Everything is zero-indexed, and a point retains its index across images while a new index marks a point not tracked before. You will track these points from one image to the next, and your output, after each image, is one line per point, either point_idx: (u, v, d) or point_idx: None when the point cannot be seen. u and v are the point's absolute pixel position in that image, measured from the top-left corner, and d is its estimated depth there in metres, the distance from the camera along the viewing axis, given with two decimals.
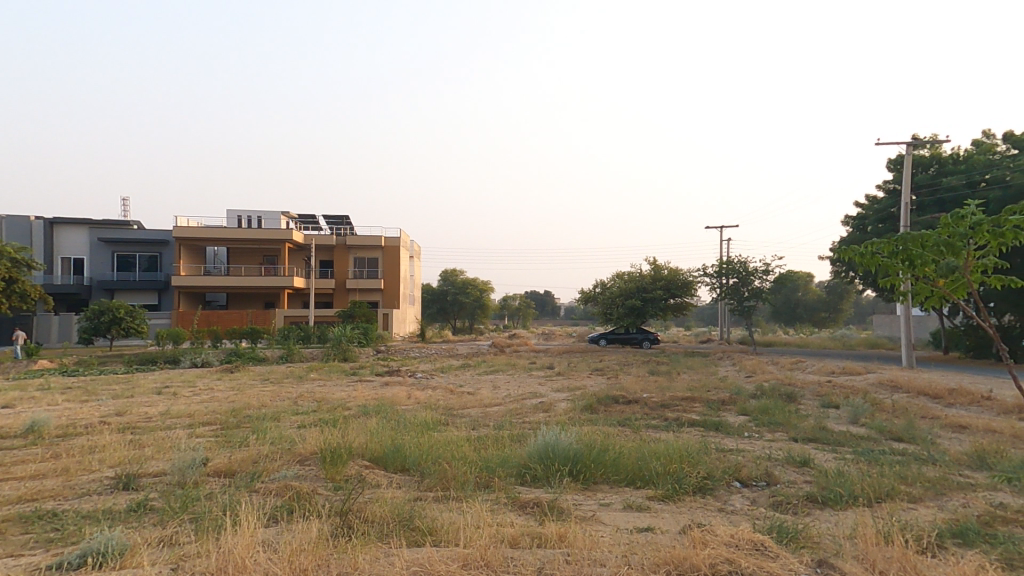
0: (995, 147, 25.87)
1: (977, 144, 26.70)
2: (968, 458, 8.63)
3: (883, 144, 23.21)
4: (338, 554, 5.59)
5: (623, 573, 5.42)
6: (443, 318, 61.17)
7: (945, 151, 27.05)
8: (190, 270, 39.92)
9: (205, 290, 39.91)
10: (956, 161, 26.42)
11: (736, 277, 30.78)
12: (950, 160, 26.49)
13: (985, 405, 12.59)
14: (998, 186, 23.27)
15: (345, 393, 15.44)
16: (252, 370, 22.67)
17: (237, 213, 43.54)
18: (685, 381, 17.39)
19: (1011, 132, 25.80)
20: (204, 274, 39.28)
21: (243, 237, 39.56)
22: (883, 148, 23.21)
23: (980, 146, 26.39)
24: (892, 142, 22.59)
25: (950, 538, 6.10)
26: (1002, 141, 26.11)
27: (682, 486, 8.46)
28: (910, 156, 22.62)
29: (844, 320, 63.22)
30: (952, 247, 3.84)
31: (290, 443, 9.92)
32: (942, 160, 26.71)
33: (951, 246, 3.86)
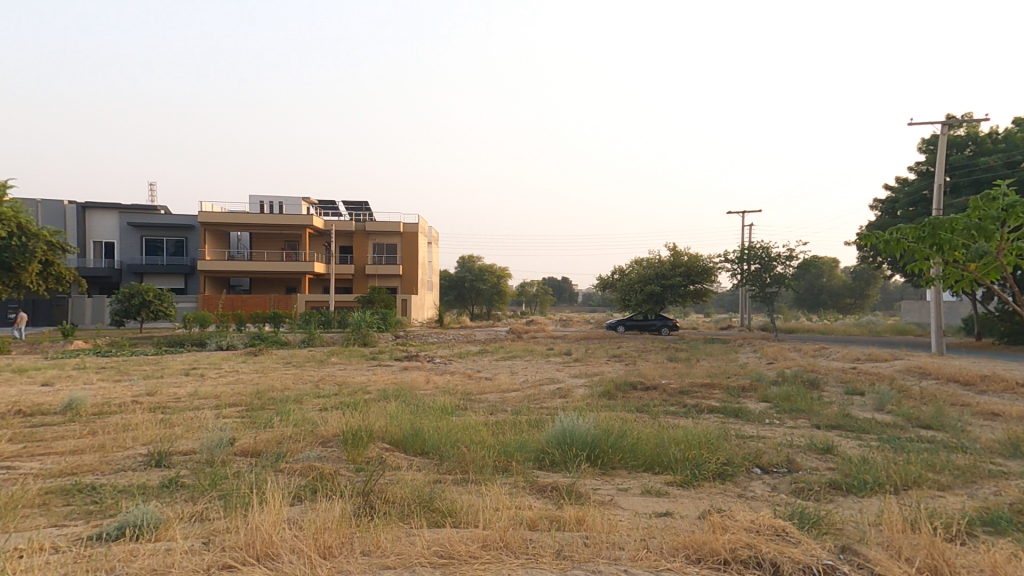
0: None
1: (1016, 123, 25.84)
2: (1000, 447, 8.40)
3: (916, 124, 22.44)
4: (361, 532, 5.72)
5: (642, 556, 5.46)
6: (461, 305, 61.53)
7: (983, 131, 26.14)
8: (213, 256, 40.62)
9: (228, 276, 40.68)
10: (994, 141, 25.57)
11: (758, 263, 30.28)
12: (988, 140, 25.63)
13: (1019, 392, 12.28)
14: None
15: (366, 376, 15.70)
16: (273, 354, 23.13)
17: (258, 199, 44.06)
18: (706, 367, 17.23)
19: None
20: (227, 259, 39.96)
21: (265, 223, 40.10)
22: (916, 128, 22.40)
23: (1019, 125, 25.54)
24: (924, 123, 21.83)
25: (980, 527, 5.99)
26: None
27: (701, 472, 8.42)
28: (944, 137, 21.78)
29: (870, 306, 62.15)
30: (984, 230, 3.73)
31: (312, 425, 10.10)
32: (979, 140, 25.84)
33: (983, 230, 3.73)
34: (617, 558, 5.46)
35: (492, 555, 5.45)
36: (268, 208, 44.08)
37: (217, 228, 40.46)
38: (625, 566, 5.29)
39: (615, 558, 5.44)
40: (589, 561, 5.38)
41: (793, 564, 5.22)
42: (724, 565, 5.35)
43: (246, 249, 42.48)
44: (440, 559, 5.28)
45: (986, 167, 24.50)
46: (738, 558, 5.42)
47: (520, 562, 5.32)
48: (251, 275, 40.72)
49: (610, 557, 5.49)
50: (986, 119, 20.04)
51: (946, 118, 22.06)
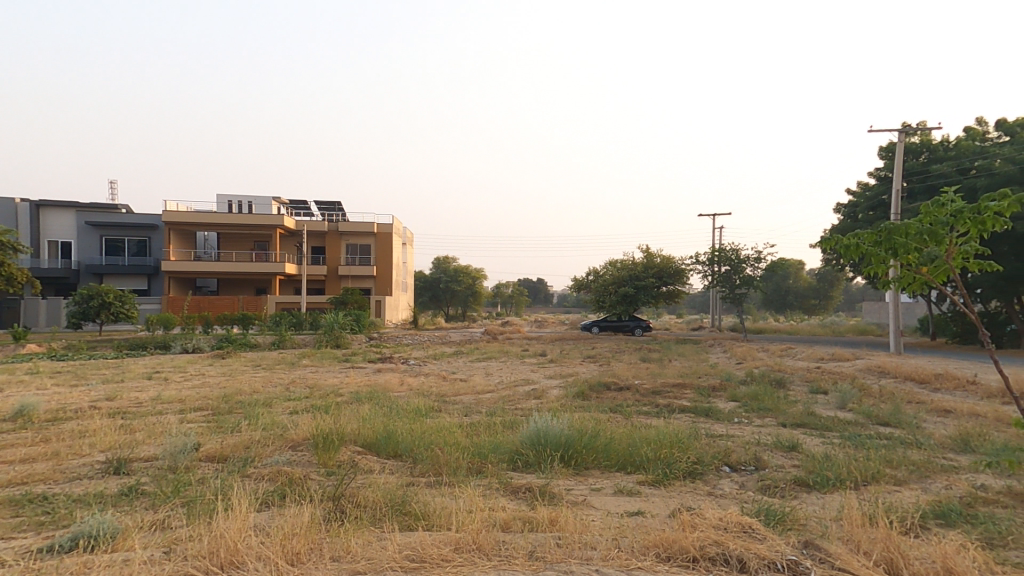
0: (983, 134, 26.20)
1: (966, 131, 26.93)
2: (952, 442, 8.76)
3: (876, 131, 23.23)
4: (331, 538, 5.64)
5: (614, 555, 5.53)
6: (436, 306, 61.19)
7: (936, 138, 27.21)
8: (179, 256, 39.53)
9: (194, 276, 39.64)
10: (946, 148, 26.65)
11: (728, 264, 30.91)
12: (941, 147, 26.71)
13: (970, 390, 12.82)
14: (985, 173, 23.42)
15: (338, 379, 15.46)
16: (242, 356, 22.60)
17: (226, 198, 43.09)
18: (677, 367, 17.50)
19: (1000, 119, 26.08)
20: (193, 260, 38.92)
21: (234, 223, 39.21)
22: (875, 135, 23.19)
23: (968, 133, 26.64)
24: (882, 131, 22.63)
25: (932, 519, 6.24)
26: (991, 128, 26.37)
27: (672, 471, 8.57)
28: (901, 144, 22.47)
29: (833, 307, 64.12)
30: (935, 235, 3.96)
31: (282, 429, 9.91)
32: (933, 148, 26.88)
33: (935, 235, 3.97)
34: (590, 558, 5.52)
35: (464, 557, 5.44)
36: (236, 208, 43.09)
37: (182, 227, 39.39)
38: (597, 566, 5.34)
39: (587, 558, 5.49)
40: (562, 562, 5.41)
41: (759, 560, 5.36)
42: (692, 563, 5.45)
43: (213, 249, 41.48)
44: (413, 563, 5.25)
45: (940, 173, 25.45)
46: (706, 555, 5.53)
47: (492, 564, 5.33)
48: (220, 275, 39.73)
49: (583, 556, 5.54)
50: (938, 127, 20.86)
51: (902, 125, 22.88)
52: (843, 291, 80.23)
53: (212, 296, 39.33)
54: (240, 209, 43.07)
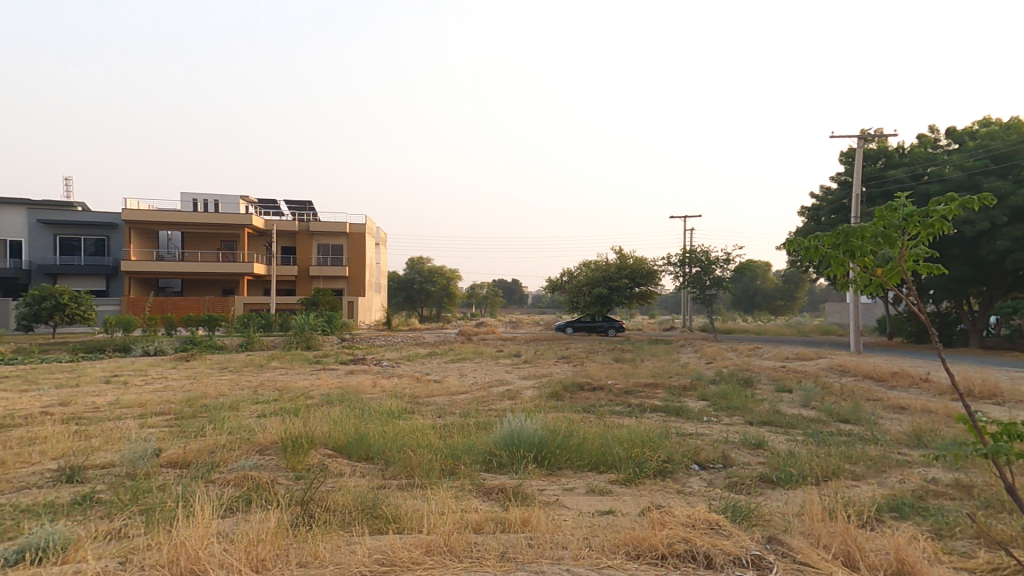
0: (935, 141, 27.24)
1: (920, 138, 27.97)
2: (906, 438, 9.10)
3: (836, 136, 23.97)
4: (299, 543, 5.55)
5: (584, 554, 5.57)
6: (410, 307, 60.79)
7: (892, 145, 28.21)
8: (140, 256, 38.38)
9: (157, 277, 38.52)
10: (902, 154, 27.66)
11: (699, 266, 31.47)
12: (896, 154, 27.72)
13: (924, 387, 13.34)
14: (937, 180, 24.40)
15: (309, 381, 15.19)
16: (208, 359, 22.00)
17: (192, 196, 42.00)
18: (649, 367, 17.76)
19: (950, 127, 27.18)
20: (156, 260, 37.83)
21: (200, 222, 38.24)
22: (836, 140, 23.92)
23: (921, 140, 27.68)
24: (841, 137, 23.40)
25: (887, 512, 6.46)
26: (942, 136, 27.45)
27: (643, 470, 8.69)
28: (859, 150, 23.24)
29: (799, 308, 65.94)
30: (888, 238, 4.12)
31: (249, 433, 9.70)
32: (889, 154, 27.88)
33: (887, 238, 4.13)
34: (560, 558, 5.54)
35: (435, 560, 5.41)
36: (202, 206, 42.05)
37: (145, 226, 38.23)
38: (567, 565, 5.37)
39: (558, 558, 5.52)
40: (533, 562, 5.42)
41: (725, 556, 5.48)
42: (661, 560, 5.53)
43: (178, 248, 40.37)
44: (382, 567, 5.21)
45: (896, 179, 26.41)
46: (674, 552, 5.61)
47: (463, 566, 5.32)
48: (185, 275, 38.68)
49: (554, 556, 5.56)
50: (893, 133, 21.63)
51: (861, 132, 23.66)
52: (808, 292, 82.64)
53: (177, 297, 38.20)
54: (206, 207, 42.05)
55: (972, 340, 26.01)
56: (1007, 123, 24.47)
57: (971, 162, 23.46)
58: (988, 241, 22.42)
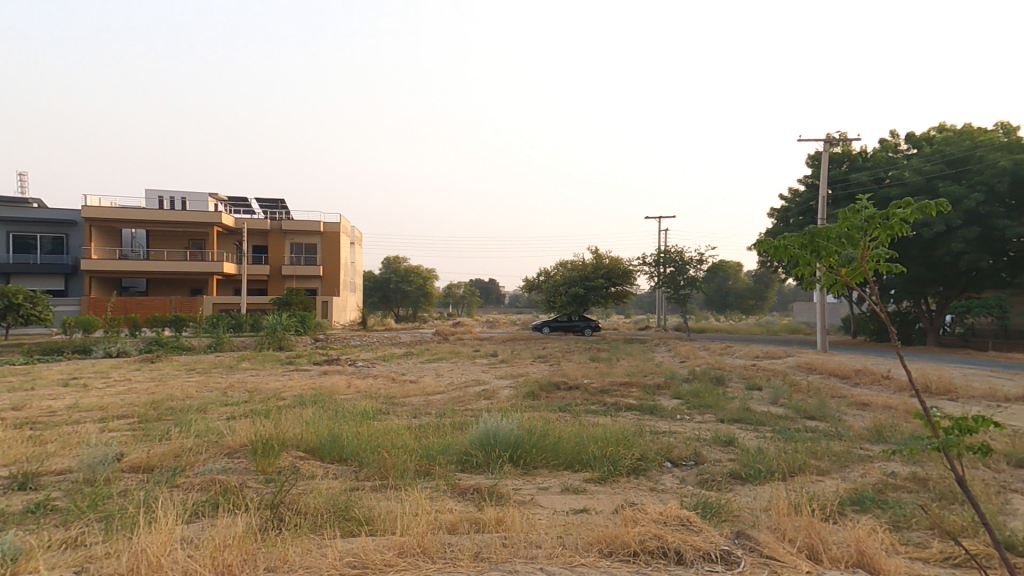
0: (895, 146, 28.11)
1: (881, 143, 28.84)
2: (868, 433, 9.38)
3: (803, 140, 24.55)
4: (267, 548, 5.44)
5: (558, 553, 5.59)
6: (386, 306, 60.31)
7: (856, 149, 29.03)
8: (101, 254, 37.21)
9: (120, 276, 37.38)
10: (864, 158, 28.50)
11: (673, 266, 31.91)
12: (859, 158, 28.55)
13: (885, 383, 13.78)
14: (897, 184, 25.22)
15: (280, 382, 14.90)
16: (174, 360, 21.41)
17: (157, 193, 40.89)
18: (624, 366, 17.94)
19: (909, 132, 28.10)
20: (118, 258, 36.72)
21: (166, 219, 37.24)
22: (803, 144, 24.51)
23: (882, 145, 28.54)
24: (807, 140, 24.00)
25: (849, 506, 6.64)
26: (902, 141, 28.34)
27: (617, 468, 8.77)
28: (825, 154, 23.87)
29: (769, 307, 67.47)
30: (851, 239, 4.26)
31: (218, 435, 9.48)
32: (853, 158, 28.70)
33: (850, 239, 4.26)
34: (534, 557, 5.54)
35: (408, 561, 5.37)
36: (169, 204, 41.01)
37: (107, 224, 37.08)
38: (542, 564, 5.38)
39: (532, 557, 5.53)
40: (507, 561, 5.42)
41: (695, 551, 5.56)
42: (633, 556, 5.59)
43: (142, 247, 39.25)
44: (354, 570, 5.13)
45: (859, 182, 27.21)
46: (646, 549, 5.67)
47: (436, 567, 5.27)
48: (150, 274, 37.63)
49: (528, 556, 5.57)
50: (856, 137, 22.29)
51: (826, 136, 24.29)
52: (778, 292, 84.72)
53: (140, 297, 37.12)
54: (173, 205, 41.01)
55: (930, 338, 26.98)
56: (961, 129, 25.35)
57: (928, 167, 24.33)
58: (945, 243, 23.26)
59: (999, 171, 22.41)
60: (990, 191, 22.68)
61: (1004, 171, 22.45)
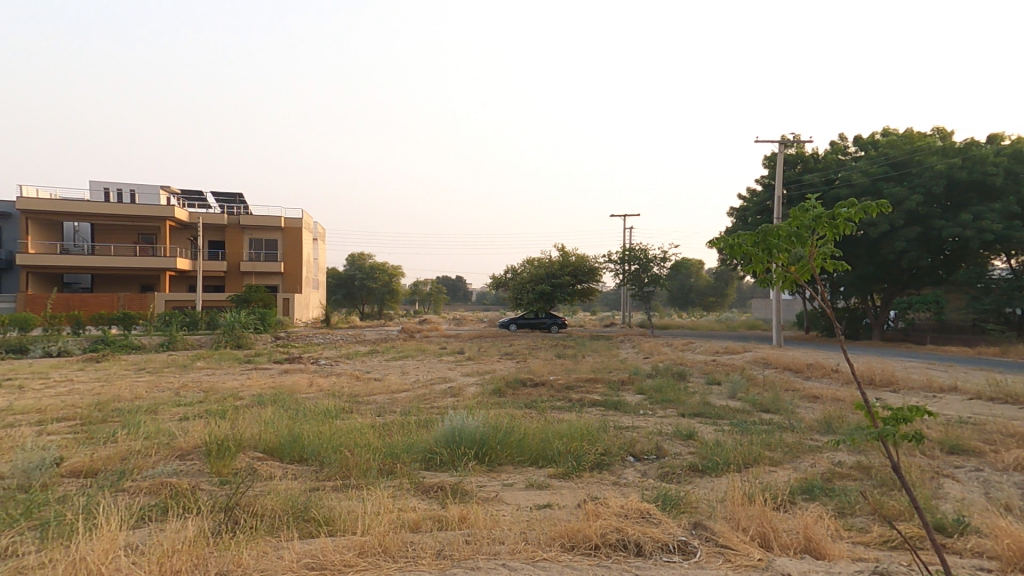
0: (844, 148, 29.26)
1: (831, 145, 29.97)
2: (818, 425, 9.74)
3: (760, 142, 25.25)
4: (220, 551, 5.26)
5: (520, 548, 5.59)
6: (351, 304, 59.44)
7: (808, 151, 30.08)
8: (39, 248, 35.41)
9: (61, 271, 35.64)
10: (816, 160, 29.57)
11: (638, 263, 32.46)
12: (812, 159, 29.60)
13: (835, 376, 14.36)
14: (847, 186, 26.26)
15: (238, 382, 14.47)
16: (123, 360, 20.52)
17: (103, 185, 39.23)
18: (590, 363, 18.16)
19: (857, 136, 29.30)
20: (60, 253, 35.02)
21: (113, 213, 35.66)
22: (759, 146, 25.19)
23: (833, 147, 29.67)
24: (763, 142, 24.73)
25: (800, 495, 6.87)
26: (851, 143, 29.51)
27: (581, 463, 8.85)
28: (780, 156, 24.65)
29: (728, 304, 69.44)
30: (801, 238, 4.36)
31: (169, 437, 9.13)
32: (806, 159, 29.73)
33: (800, 237, 4.37)
34: (497, 554, 5.52)
35: (368, 561, 5.28)
36: (115, 196, 39.43)
37: (47, 216, 35.30)
38: (504, 560, 5.38)
39: (494, 553, 5.51)
40: (470, 558, 5.39)
41: (654, 543, 5.65)
42: (594, 550, 5.63)
43: (86, 241, 37.49)
44: (311, 572, 5.02)
45: (811, 183, 28.24)
46: (607, 542, 5.72)
47: (397, 567, 5.20)
48: (95, 270, 36.01)
49: (490, 552, 5.54)
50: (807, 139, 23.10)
51: (781, 138, 25.05)
52: (737, 289, 87.41)
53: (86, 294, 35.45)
54: (120, 197, 39.41)
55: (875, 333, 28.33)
56: (903, 134, 26.66)
57: (874, 169, 25.53)
58: (889, 242, 24.41)
59: (936, 174, 23.50)
60: (927, 193, 23.84)
61: (940, 174, 23.53)
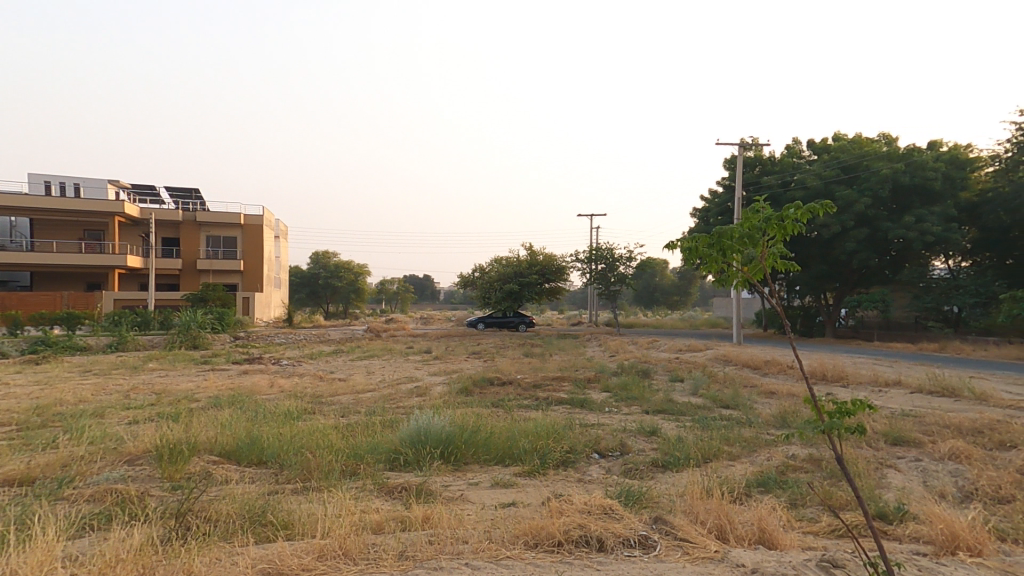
0: (799, 152, 30.28)
1: (787, 148, 30.96)
2: (774, 419, 10.04)
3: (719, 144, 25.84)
4: (169, 560, 5.04)
5: (484, 547, 5.54)
6: (314, 303, 58.27)
7: (766, 153, 30.99)
8: None
9: None
10: (773, 162, 30.49)
11: (604, 263, 32.86)
12: (769, 162, 30.50)
13: (790, 373, 14.85)
14: (802, 188, 27.18)
15: (194, 383, 13.96)
16: (68, 361, 19.52)
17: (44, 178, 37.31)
18: (557, 361, 18.27)
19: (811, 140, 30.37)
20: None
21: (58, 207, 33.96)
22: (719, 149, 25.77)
23: (788, 150, 30.66)
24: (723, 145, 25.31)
25: (756, 487, 7.05)
26: (806, 147, 30.56)
27: (546, 461, 8.87)
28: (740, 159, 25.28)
29: (691, 303, 71.11)
30: (752, 239, 4.46)
31: (117, 442, 8.74)
32: (763, 162, 30.62)
33: (750, 238, 4.47)
34: (460, 553, 5.47)
35: (328, 564, 5.15)
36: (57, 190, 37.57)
37: None
38: (467, 559, 5.34)
39: (457, 553, 5.45)
40: (433, 558, 5.32)
41: (615, 538, 5.70)
42: (557, 547, 5.64)
43: (26, 237, 35.54)
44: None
45: (768, 185, 29.12)
46: (570, 538, 5.73)
47: (358, 569, 5.10)
48: (37, 267, 34.24)
49: (453, 552, 5.49)
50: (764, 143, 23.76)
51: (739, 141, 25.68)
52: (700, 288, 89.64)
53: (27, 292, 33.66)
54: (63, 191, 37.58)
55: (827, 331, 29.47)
56: (852, 139, 27.83)
57: (827, 172, 26.55)
58: (841, 243, 25.40)
59: (882, 178, 24.54)
60: (875, 196, 24.87)
61: (886, 178, 24.57)
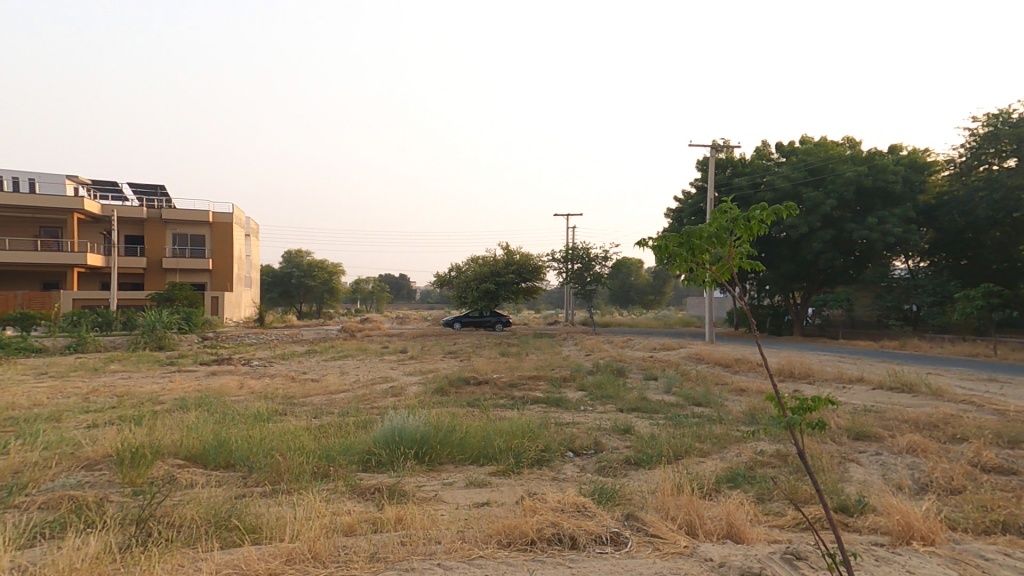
0: (768, 154, 30.94)
1: (756, 150, 31.61)
2: (744, 416, 10.21)
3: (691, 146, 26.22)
4: (126, 568, 4.85)
5: (456, 547, 5.49)
6: (287, 302, 57.29)
7: (736, 155, 31.58)
8: None
9: None
10: (744, 164, 31.10)
11: (580, 262, 33.06)
12: (740, 164, 31.10)
13: (760, 370, 15.13)
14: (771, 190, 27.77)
15: (160, 385, 13.55)
16: (24, 363, 18.77)
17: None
18: (533, 361, 18.29)
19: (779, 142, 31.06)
20: None
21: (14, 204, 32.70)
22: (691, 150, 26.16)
23: (758, 152, 31.29)
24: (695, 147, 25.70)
25: (726, 483, 7.15)
26: (774, 149, 31.23)
27: (520, 461, 8.84)
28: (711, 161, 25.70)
29: (666, 303, 72.14)
30: (720, 239, 4.51)
31: (74, 447, 8.41)
32: (734, 164, 31.21)
33: (719, 238, 4.51)
34: (431, 554, 5.41)
35: (295, 568, 5.03)
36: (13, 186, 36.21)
37: None
38: (439, 559, 5.27)
39: (430, 554, 5.39)
40: (404, 559, 5.24)
41: (587, 536, 5.70)
42: (530, 545, 5.62)
43: None
44: None
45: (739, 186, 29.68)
46: (543, 537, 5.72)
47: (327, 572, 5.00)
48: None
49: (425, 552, 5.42)
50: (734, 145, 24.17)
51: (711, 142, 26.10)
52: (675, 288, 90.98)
53: None
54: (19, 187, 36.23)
55: (795, 329, 30.17)
56: (818, 142, 28.53)
57: (794, 174, 27.15)
58: (808, 244, 26.04)
59: (846, 181, 25.20)
60: (841, 198, 25.56)
61: (850, 181, 25.25)
